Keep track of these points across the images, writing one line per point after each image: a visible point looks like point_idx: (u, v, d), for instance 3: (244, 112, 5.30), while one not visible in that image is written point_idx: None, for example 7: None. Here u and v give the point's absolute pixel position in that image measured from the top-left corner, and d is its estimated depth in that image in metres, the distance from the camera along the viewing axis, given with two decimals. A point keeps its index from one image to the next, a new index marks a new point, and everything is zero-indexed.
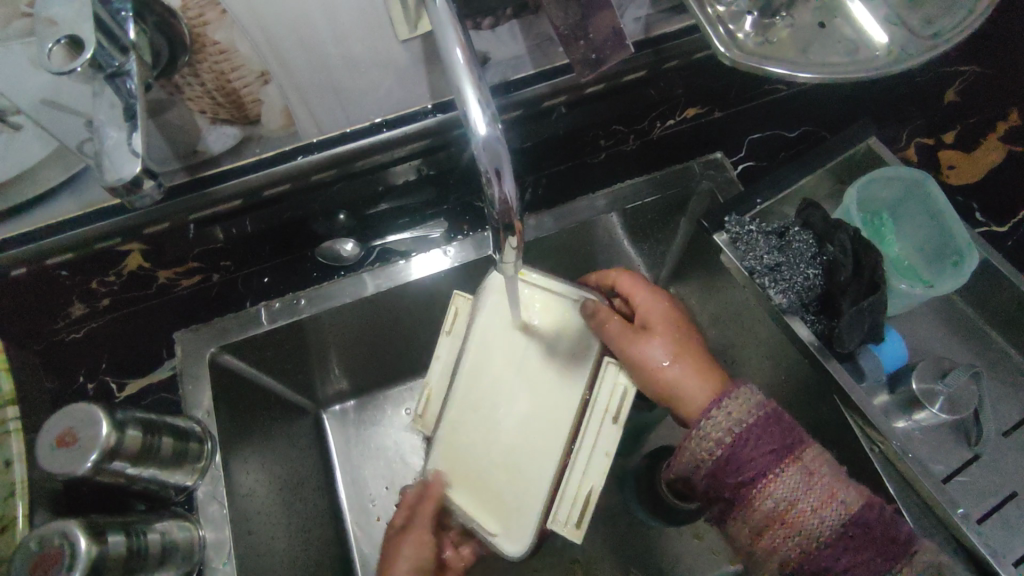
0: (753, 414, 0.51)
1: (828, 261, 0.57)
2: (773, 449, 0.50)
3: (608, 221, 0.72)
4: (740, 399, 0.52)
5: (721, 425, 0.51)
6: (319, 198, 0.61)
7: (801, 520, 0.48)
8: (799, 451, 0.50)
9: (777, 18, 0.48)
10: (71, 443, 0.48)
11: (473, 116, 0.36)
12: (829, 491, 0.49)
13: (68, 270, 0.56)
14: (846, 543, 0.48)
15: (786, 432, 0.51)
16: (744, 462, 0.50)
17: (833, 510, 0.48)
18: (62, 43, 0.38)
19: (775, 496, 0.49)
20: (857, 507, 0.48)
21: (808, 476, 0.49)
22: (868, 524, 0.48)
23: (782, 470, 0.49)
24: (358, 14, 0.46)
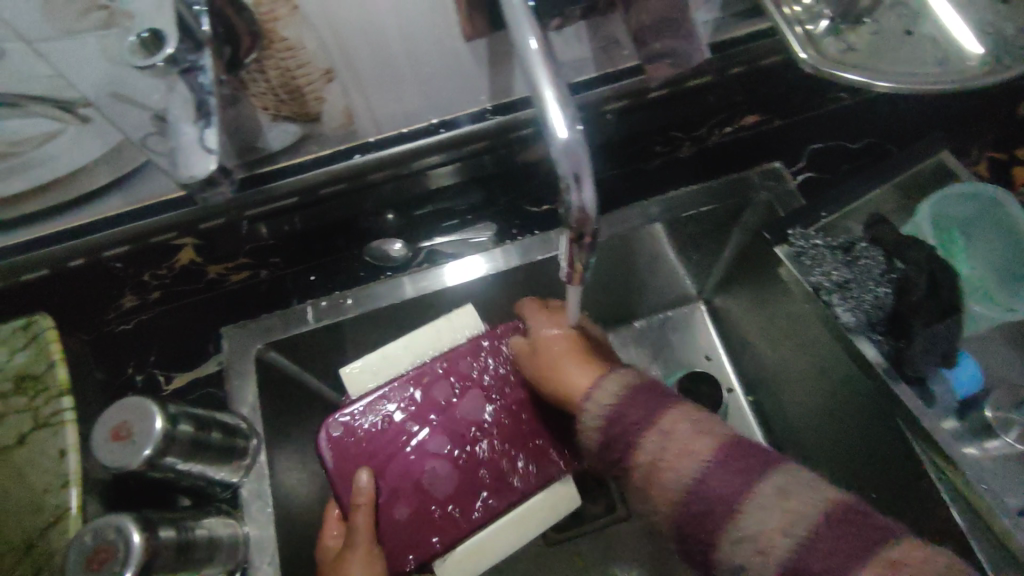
0: (624, 387, 0.50)
1: (900, 279, 0.54)
2: (641, 409, 0.48)
3: (653, 231, 0.70)
4: (617, 377, 0.51)
5: (595, 412, 0.50)
6: (369, 195, 0.61)
7: (662, 479, 0.45)
8: (664, 411, 0.48)
9: (860, 23, 0.46)
10: (126, 437, 0.48)
11: (553, 117, 0.35)
12: (693, 436, 0.46)
13: (123, 262, 0.57)
14: (719, 474, 0.44)
15: (651, 398, 0.49)
16: (619, 421, 0.48)
17: (688, 463, 0.45)
18: (144, 36, 0.36)
19: (642, 460, 0.47)
20: (727, 438, 0.45)
21: (667, 430, 0.47)
22: (733, 458, 0.44)
23: (649, 425, 0.47)
24: (427, 12, 0.44)
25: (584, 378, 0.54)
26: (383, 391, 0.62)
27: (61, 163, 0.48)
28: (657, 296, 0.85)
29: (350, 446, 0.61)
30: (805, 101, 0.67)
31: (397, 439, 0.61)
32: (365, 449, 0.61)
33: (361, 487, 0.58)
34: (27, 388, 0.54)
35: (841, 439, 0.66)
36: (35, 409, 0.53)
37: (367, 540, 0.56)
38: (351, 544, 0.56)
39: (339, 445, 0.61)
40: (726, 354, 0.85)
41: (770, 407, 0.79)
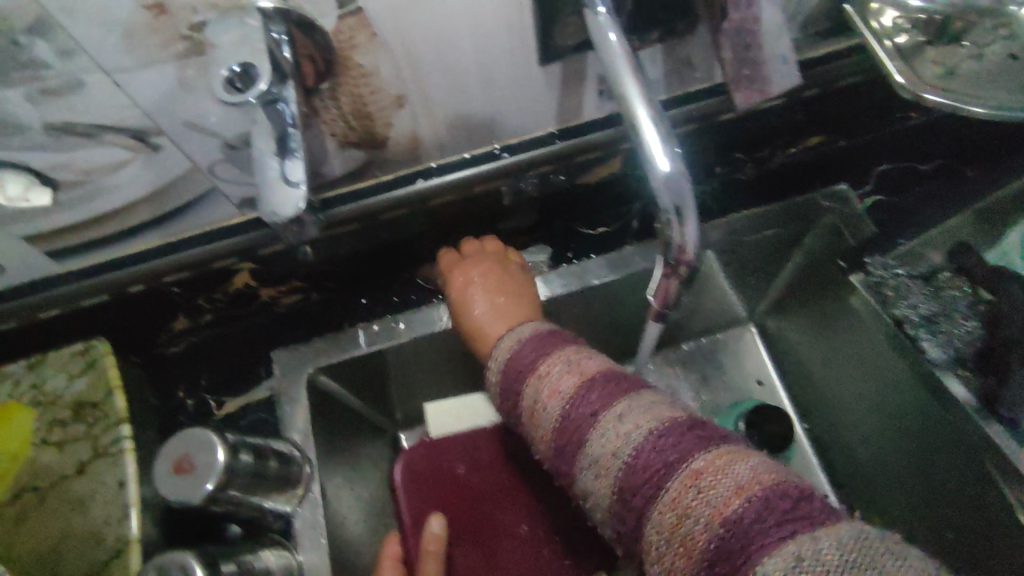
0: (526, 334, 0.49)
1: (989, 312, 0.51)
2: (534, 352, 0.46)
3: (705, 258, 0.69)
4: (517, 332, 0.50)
5: (496, 360, 0.49)
6: (423, 217, 0.59)
7: (538, 422, 0.44)
8: (547, 355, 0.46)
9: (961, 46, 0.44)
10: (189, 469, 0.47)
11: (654, 149, 0.34)
12: (573, 367, 0.44)
13: (180, 288, 0.57)
14: (586, 402, 0.41)
15: (543, 345, 0.47)
16: (512, 364, 0.47)
17: (555, 404, 0.42)
18: (234, 71, 0.33)
19: (528, 404, 0.45)
20: (598, 371, 0.43)
21: (550, 366, 0.44)
22: (592, 392, 0.42)
23: (541, 363, 0.45)
24: (505, 37, 0.43)
25: (499, 329, 0.56)
26: (461, 446, 0.66)
27: (127, 193, 0.46)
28: (708, 318, 0.82)
29: (419, 492, 0.63)
30: (873, 120, 0.64)
31: (465, 492, 0.64)
32: (433, 499, 0.63)
33: (431, 529, 0.57)
34: (85, 416, 0.53)
35: (914, 474, 0.62)
36: (94, 437, 0.52)
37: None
38: None
39: (412, 490, 0.63)
40: (781, 378, 0.82)
41: (828, 434, 0.76)
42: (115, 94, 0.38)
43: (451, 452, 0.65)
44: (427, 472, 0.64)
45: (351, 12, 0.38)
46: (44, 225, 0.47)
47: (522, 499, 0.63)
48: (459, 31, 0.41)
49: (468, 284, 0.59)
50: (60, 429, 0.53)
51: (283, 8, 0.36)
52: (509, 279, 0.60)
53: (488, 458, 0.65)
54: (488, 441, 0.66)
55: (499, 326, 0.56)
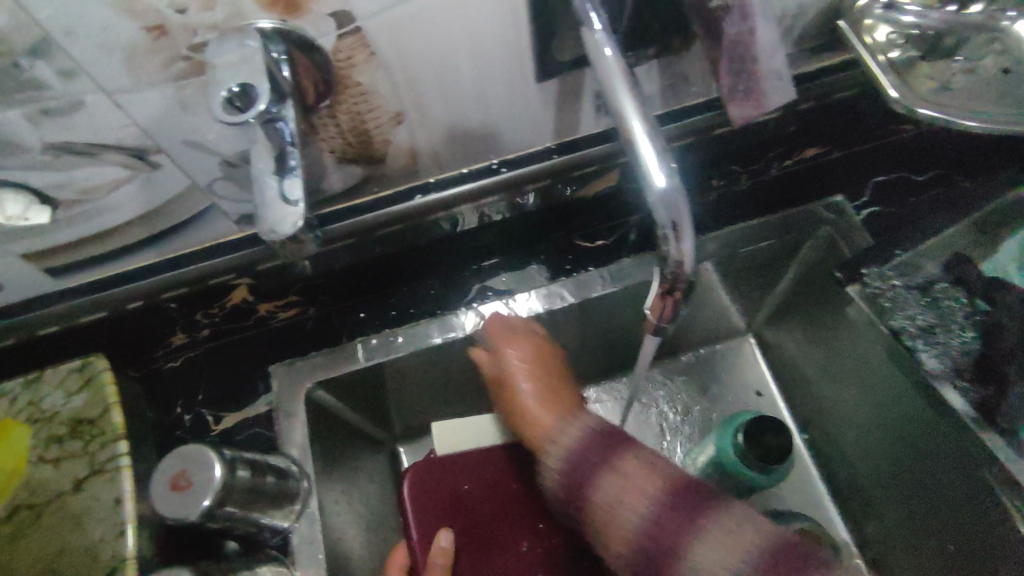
0: (588, 430, 0.47)
1: (986, 323, 0.51)
2: (601, 454, 0.45)
3: (705, 271, 0.68)
4: (581, 419, 0.49)
5: (557, 448, 0.47)
6: (421, 232, 0.59)
7: (615, 521, 0.42)
8: (622, 449, 0.45)
9: (953, 61, 0.45)
10: (185, 487, 0.46)
11: (651, 166, 0.34)
12: (644, 475, 0.43)
13: (177, 304, 0.57)
14: (665, 519, 0.41)
15: (614, 438, 0.46)
16: (579, 471, 0.45)
17: (640, 504, 0.41)
18: (234, 91, 0.34)
19: (599, 498, 0.43)
20: (679, 478, 0.42)
21: (617, 470, 0.44)
22: (682, 498, 0.41)
23: (609, 466, 0.44)
24: (502, 54, 0.43)
25: (550, 417, 0.51)
26: (472, 467, 0.63)
27: (125, 211, 0.46)
28: (706, 330, 0.82)
29: (427, 514, 0.60)
30: (869, 133, 0.64)
31: (475, 515, 0.61)
32: (443, 519, 0.61)
33: (439, 544, 0.57)
34: (82, 433, 0.53)
35: (916, 485, 0.61)
36: (90, 453, 0.52)
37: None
38: None
39: (420, 509, 0.61)
40: (779, 389, 0.82)
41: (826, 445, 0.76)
42: (114, 114, 0.39)
43: (460, 474, 0.63)
44: (434, 493, 0.61)
45: (349, 31, 0.38)
46: (43, 243, 0.47)
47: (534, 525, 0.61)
48: (455, 48, 0.41)
49: (515, 369, 0.55)
50: (56, 446, 0.53)
51: (282, 28, 0.36)
52: (555, 366, 0.57)
53: (501, 483, 0.62)
54: (498, 464, 0.63)
55: (549, 416, 0.51)
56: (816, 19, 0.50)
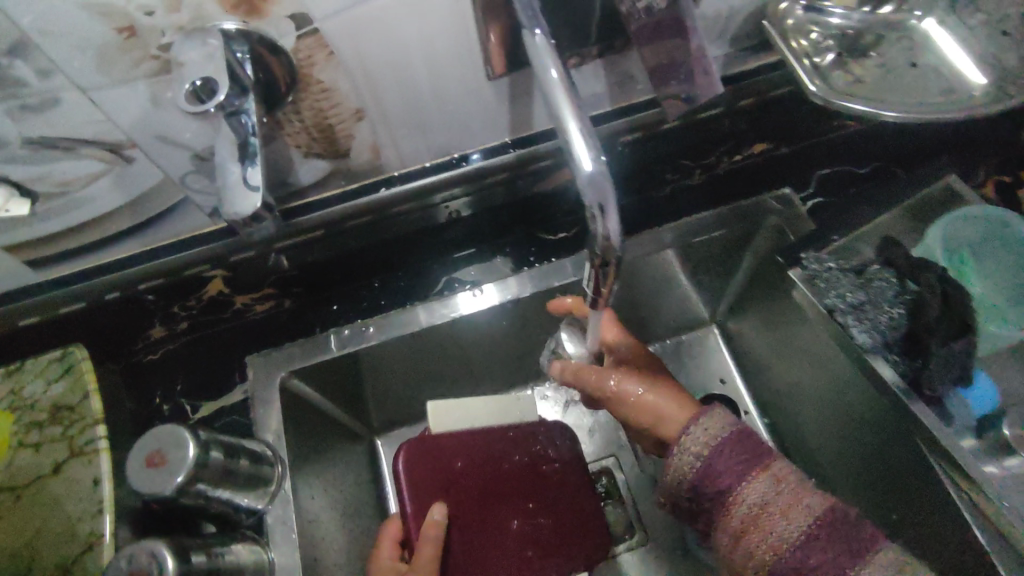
0: (726, 429, 0.50)
1: (912, 300, 0.55)
2: (742, 460, 0.48)
3: (666, 258, 0.71)
4: (713, 417, 0.52)
5: (699, 440, 0.50)
6: (389, 225, 0.63)
7: (771, 523, 0.46)
8: (768, 460, 0.49)
9: (867, 57, 0.49)
10: (160, 464, 0.49)
11: (577, 150, 0.37)
12: (799, 495, 0.47)
13: (155, 295, 0.59)
14: (818, 542, 0.45)
15: (757, 446, 0.50)
16: (717, 472, 0.49)
17: (799, 516, 0.46)
18: (196, 84, 0.37)
19: (747, 501, 0.47)
20: (827, 507, 0.46)
21: (777, 483, 0.47)
22: (839, 526, 0.46)
23: (751, 477, 0.48)
24: (454, 54, 0.46)
25: (678, 412, 0.55)
26: (473, 440, 0.63)
27: (100, 204, 0.49)
28: (670, 320, 0.85)
29: (422, 488, 0.59)
30: (812, 129, 0.69)
31: (473, 484, 0.61)
32: (441, 487, 0.60)
33: (433, 517, 0.56)
34: (61, 419, 0.55)
35: (862, 459, 0.65)
36: (69, 438, 0.54)
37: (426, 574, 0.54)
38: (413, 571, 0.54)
39: (414, 483, 0.59)
40: (741, 376, 0.86)
41: (784, 428, 0.79)
42: (90, 110, 0.42)
43: (455, 451, 0.62)
44: (429, 467, 0.60)
45: (308, 32, 0.41)
46: (24, 235, 0.50)
47: (522, 498, 0.63)
48: (408, 47, 0.45)
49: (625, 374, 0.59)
50: (37, 431, 0.55)
51: (245, 29, 0.40)
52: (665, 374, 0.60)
53: (497, 458, 0.63)
54: (496, 438, 0.64)
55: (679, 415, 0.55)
56: (749, 21, 0.54)
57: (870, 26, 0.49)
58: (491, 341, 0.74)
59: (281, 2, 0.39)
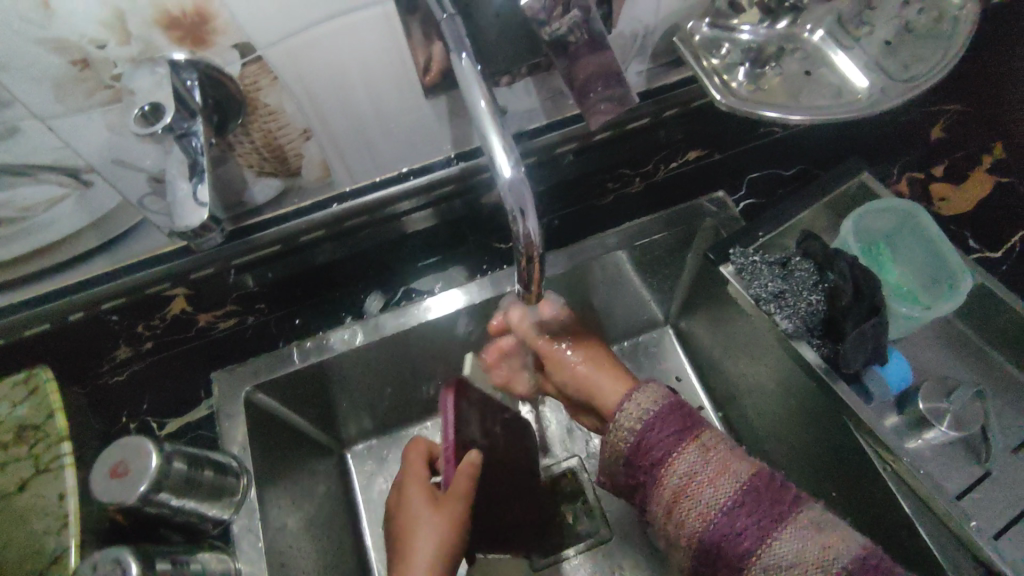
0: (658, 403, 0.55)
1: (830, 288, 0.60)
2: (674, 432, 0.53)
3: (617, 259, 0.75)
4: (648, 392, 0.56)
5: (632, 415, 0.55)
6: (346, 241, 0.66)
7: (699, 492, 0.49)
8: (698, 431, 0.53)
9: (767, 68, 0.54)
10: (124, 474, 0.51)
11: (499, 160, 0.41)
12: (727, 463, 0.51)
13: (118, 315, 0.62)
14: (744, 505, 0.48)
15: (686, 418, 0.54)
16: (648, 444, 0.53)
17: (727, 481, 0.50)
18: (144, 109, 0.41)
19: (678, 473, 0.51)
20: (752, 474, 0.50)
21: (705, 452, 0.51)
22: (763, 489, 0.49)
23: (681, 448, 0.52)
24: (391, 76, 0.50)
25: (608, 384, 0.64)
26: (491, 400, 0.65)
27: (62, 226, 0.52)
28: (625, 323, 0.89)
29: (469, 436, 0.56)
30: (739, 136, 0.73)
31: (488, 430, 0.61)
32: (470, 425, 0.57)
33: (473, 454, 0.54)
34: (26, 438, 0.57)
35: (801, 440, 0.69)
36: (35, 455, 0.56)
37: (457, 518, 0.54)
38: (449, 505, 0.54)
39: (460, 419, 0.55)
40: (695, 373, 0.90)
41: (736, 420, 0.83)
42: (50, 138, 0.45)
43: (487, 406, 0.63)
44: (473, 419, 0.58)
45: (252, 60, 0.45)
46: None
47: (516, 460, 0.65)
48: (348, 71, 0.49)
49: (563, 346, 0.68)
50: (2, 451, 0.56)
51: (192, 59, 0.43)
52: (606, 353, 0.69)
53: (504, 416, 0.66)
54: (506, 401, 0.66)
55: (614, 388, 0.64)
56: (665, 39, 0.59)
57: (770, 39, 0.54)
58: (451, 347, 0.77)
59: (226, 33, 0.43)
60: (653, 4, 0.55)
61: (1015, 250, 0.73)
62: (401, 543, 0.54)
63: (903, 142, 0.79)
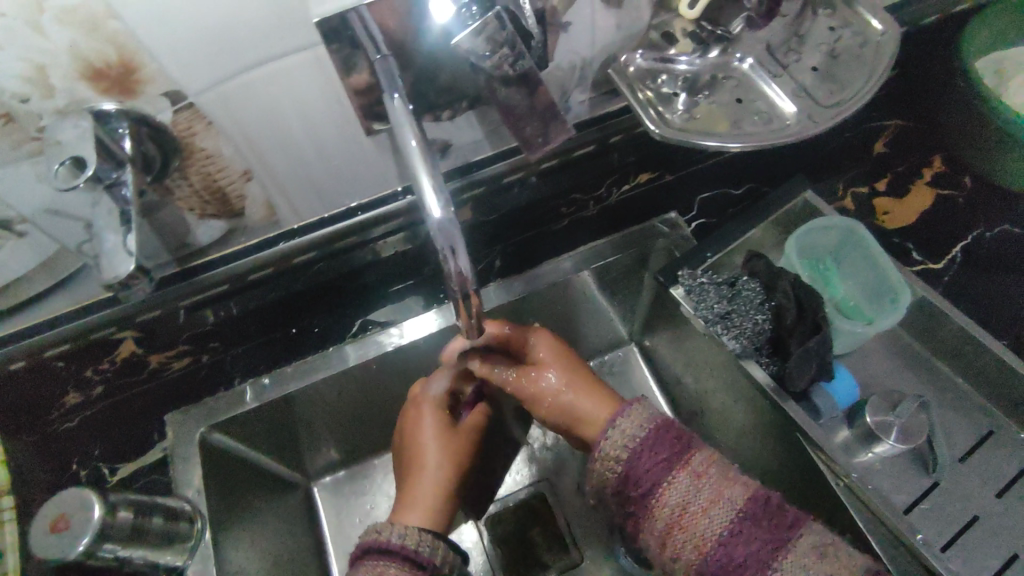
0: (646, 428, 0.53)
1: (776, 307, 0.61)
2: (664, 457, 0.51)
3: (580, 280, 0.76)
4: (634, 415, 0.54)
5: (618, 442, 0.52)
6: (298, 281, 0.65)
7: (694, 524, 0.48)
8: (688, 457, 0.51)
9: (701, 97, 0.55)
10: (64, 528, 0.50)
11: (428, 201, 0.41)
12: (721, 489, 0.49)
13: (64, 360, 0.60)
14: (742, 534, 0.47)
15: (676, 441, 0.52)
16: (637, 475, 0.51)
17: (720, 510, 0.48)
18: (66, 163, 0.41)
19: (670, 503, 0.50)
20: (748, 498, 0.49)
21: (697, 480, 0.50)
22: (760, 516, 0.48)
23: (672, 476, 0.50)
24: (328, 115, 0.51)
25: (593, 409, 0.60)
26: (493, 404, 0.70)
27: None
28: (589, 344, 0.90)
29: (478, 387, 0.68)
30: (687, 158, 0.74)
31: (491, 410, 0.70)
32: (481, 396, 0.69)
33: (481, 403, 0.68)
34: None
35: (762, 457, 0.69)
36: None
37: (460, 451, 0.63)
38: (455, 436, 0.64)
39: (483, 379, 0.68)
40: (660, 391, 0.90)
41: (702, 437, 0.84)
42: None
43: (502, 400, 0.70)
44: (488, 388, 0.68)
45: (184, 107, 0.45)
46: None
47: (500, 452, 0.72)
48: (285, 113, 0.49)
49: (544, 365, 0.64)
50: None
51: (122, 109, 0.43)
52: (582, 367, 0.64)
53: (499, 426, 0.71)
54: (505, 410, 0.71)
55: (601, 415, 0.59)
56: (603, 68, 0.60)
57: (703, 69, 0.55)
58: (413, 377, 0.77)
59: (154, 82, 0.43)
60: (588, 37, 0.56)
61: (956, 261, 0.73)
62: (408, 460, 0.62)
63: (848, 158, 0.81)
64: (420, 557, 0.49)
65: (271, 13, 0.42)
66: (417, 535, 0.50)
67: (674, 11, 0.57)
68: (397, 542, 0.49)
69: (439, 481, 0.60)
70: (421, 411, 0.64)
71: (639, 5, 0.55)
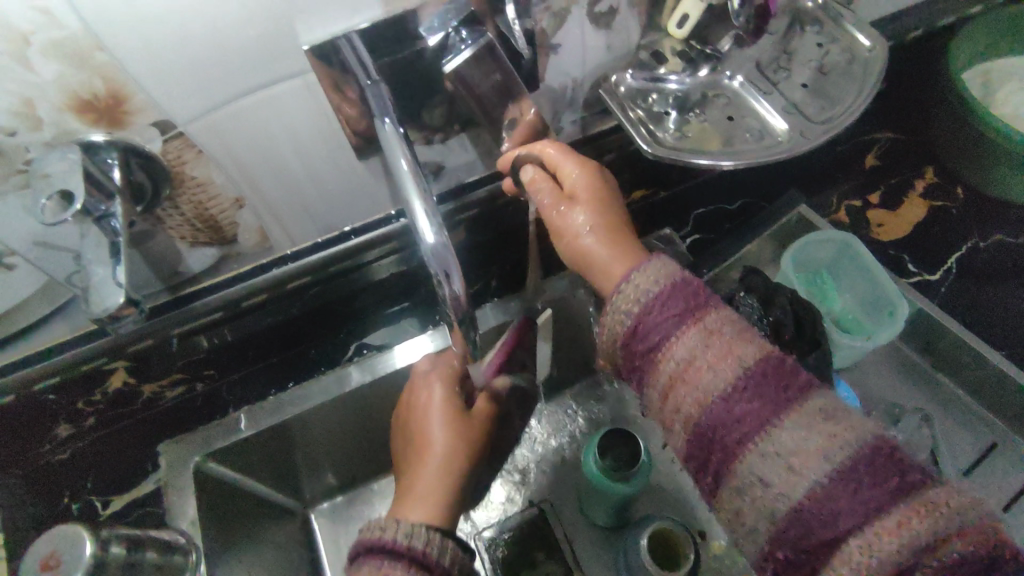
0: (661, 281, 0.44)
1: (773, 322, 0.60)
2: (675, 312, 0.43)
3: None
4: (653, 268, 0.45)
5: (629, 296, 0.45)
6: (292, 305, 0.64)
7: (698, 378, 0.41)
8: (702, 313, 0.43)
9: (691, 115, 0.55)
10: (54, 566, 0.48)
11: (422, 227, 0.41)
12: (733, 347, 0.41)
13: (55, 393, 0.59)
14: (747, 392, 0.39)
15: (694, 296, 0.44)
16: (646, 328, 0.43)
17: (729, 367, 0.40)
18: (54, 198, 0.41)
19: (676, 358, 0.42)
20: (760, 360, 0.41)
21: (708, 336, 0.42)
22: (771, 375, 0.40)
23: (683, 329, 0.42)
24: (318, 140, 0.51)
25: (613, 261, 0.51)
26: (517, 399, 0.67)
27: None
28: None
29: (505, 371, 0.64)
30: (682, 174, 0.74)
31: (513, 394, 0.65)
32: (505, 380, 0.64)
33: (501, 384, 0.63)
34: None
35: None
36: None
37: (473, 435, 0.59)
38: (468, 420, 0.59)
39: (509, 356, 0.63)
40: None
41: None
42: None
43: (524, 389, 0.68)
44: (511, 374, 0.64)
45: (173, 136, 0.45)
46: None
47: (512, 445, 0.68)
48: (275, 139, 0.49)
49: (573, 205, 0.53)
50: None
51: (110, 139, 0.43)
52: (615, 207, 0.55)
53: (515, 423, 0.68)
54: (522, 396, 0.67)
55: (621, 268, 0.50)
56: (594, 89, 0.60)
57: (692, 88, 0.56)
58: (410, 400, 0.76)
59: (142, 112, 0.42)
60: (579, 59, 0.56)
61: (952, 271, 0.73)
62: (415, 442, 0.58)
63: (842, 171, 0.81)
64: (427, 559, 0.46)
65: (260, 41, 0.42)
66: (423, 535, 0.47)
67: (662, 30, 0.57)
68: (402, 542, 0.45)
69: (445, 456, 0.56)
70: (429, 390, 0.60)
71: (628, 26, 0.55)
